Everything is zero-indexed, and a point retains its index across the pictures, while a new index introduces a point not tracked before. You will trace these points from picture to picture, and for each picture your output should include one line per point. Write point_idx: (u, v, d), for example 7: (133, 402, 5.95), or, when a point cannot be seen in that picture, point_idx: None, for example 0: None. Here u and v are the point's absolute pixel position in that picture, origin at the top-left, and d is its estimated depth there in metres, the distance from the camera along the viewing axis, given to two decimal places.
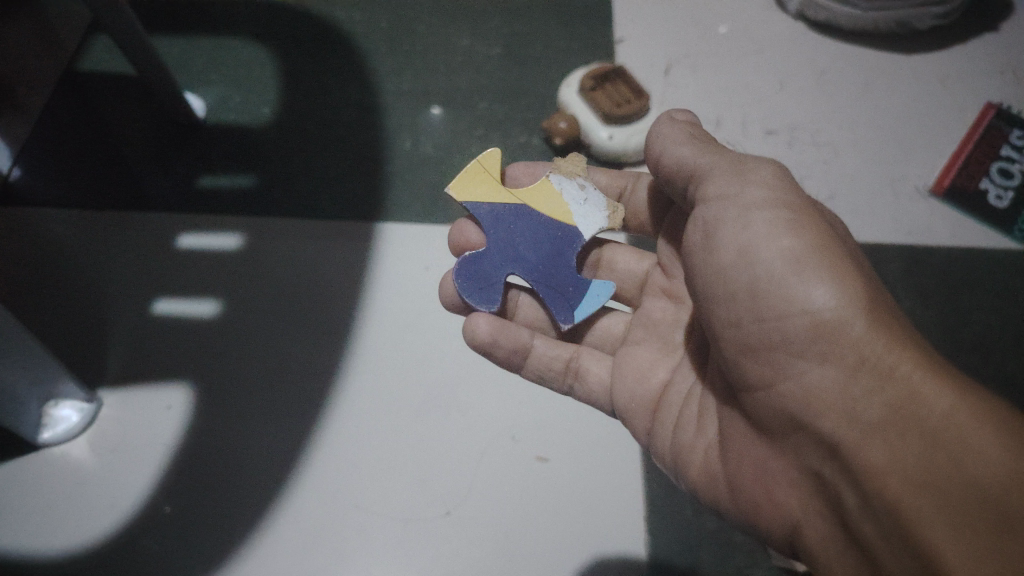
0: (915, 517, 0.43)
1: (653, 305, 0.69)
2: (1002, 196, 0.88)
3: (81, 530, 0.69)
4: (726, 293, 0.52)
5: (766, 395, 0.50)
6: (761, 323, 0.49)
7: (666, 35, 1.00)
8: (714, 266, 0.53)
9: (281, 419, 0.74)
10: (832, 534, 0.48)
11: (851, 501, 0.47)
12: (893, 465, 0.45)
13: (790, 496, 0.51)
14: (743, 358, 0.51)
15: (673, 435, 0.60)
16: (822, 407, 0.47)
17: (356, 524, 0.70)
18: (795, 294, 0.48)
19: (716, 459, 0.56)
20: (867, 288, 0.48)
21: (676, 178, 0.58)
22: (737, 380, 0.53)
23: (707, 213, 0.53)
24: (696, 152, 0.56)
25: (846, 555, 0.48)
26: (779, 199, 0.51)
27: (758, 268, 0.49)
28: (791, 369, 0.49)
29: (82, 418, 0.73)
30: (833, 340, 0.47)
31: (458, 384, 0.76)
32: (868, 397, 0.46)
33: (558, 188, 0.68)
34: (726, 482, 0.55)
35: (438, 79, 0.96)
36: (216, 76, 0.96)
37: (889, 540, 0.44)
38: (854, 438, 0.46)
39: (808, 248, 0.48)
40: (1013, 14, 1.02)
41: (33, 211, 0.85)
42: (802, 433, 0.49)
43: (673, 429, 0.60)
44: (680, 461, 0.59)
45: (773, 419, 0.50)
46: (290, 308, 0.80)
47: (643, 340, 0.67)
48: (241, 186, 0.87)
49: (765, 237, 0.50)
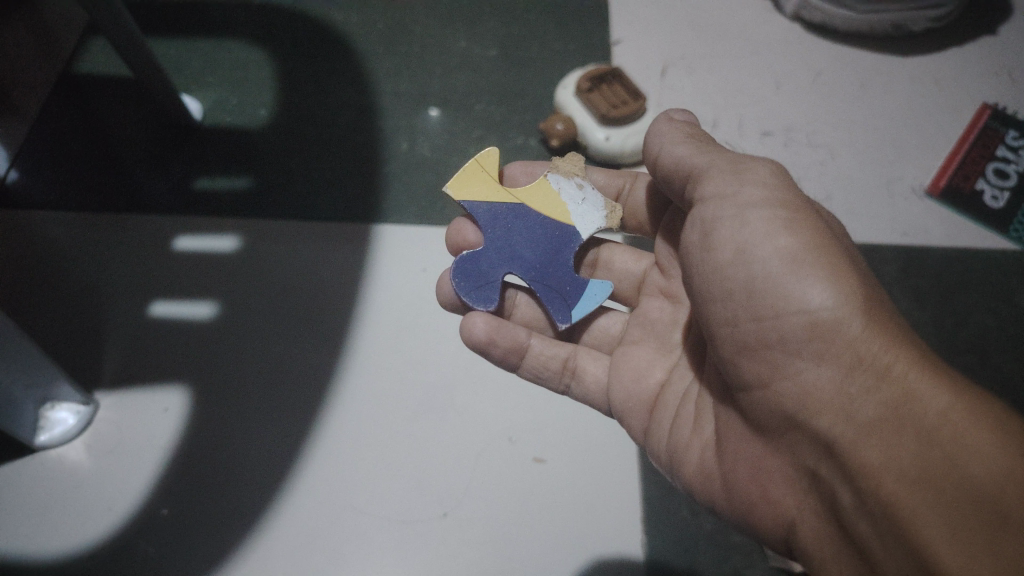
0: (910, 515, 0.43)
1: (650, 305, 0.69)
2: (998, 196, 0.88)
3: (77, 533, 0.69)
4: (723, 291, 0.52)
5: (762, 394, 0.51)
6: (757, 321, 0.49)
7: (662, 36, 1.00)
8: (711, 264, 0.53)
9: (278, 421, 0.74)
10: (826, 533, 0.49)
11: (846, 500, 0.47)
12: (888, 464, 0.45)
13: (785, 495, 0.51)
14: (739, 357, 0.51)
15: (669, 434, 0.60)
16: (818, 406, 0.48)
17: (351, 526, 0.70)
18: (792, 293, 0.48)
19: (712, 458, 0.56)
20: (864, 288, 0.48)
21: (672, 177, 0.58)
22: (733, 379, 0.53)
23: (704, 212, 0.53)
24: (693, 151, 0.56)
25: (840, 554, 0.48)
26: (776, 198, 0.51)
27: (755, 267, 0.49)
28: (787, 369, 0.49)
29: (78, 420, 0.73)
30: (829, 340, 0.47)
31: (454, 385, 0.77)
32: (864, 396, 0.47)
33: (556, 187, 0.68)
34: (722, 481, 0.55)
35: (435, 81, 0.96)
36: (212, 78, 0.96)
37: (883, 539, 0.44)
38: (850, 437, 0.46)
39: (805, 247, 0.49)
40: (1008, 15, 1.03)
41: (29, 213, 0.85)
42: (798, 432, 0.49)
43: (670, 428, 0.60)
44: (676, 460, 0.59)
45: (769, 418, 0.51)
46: (288, 310, 0.80)
47: (640, 340, 0.67)
48: (237, 188, 0.87)
49: (762, 236, 0.50)
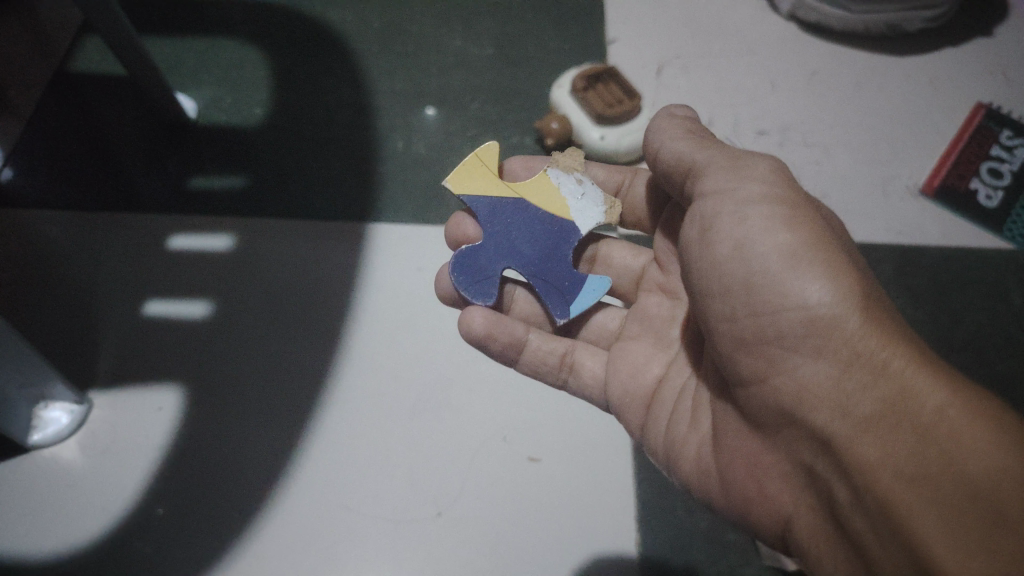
0: (906, 510, 0.42)
1: (648, 301, 0.69)
2: (991, 196, 0.88)
3: (70, 533, 0.69)
4: (722, 287, 0.52)
5: (759, 390, 0.51)
6: (756, 316, 0.50)
7: (658, 36, 1.01)
8: (710, 260, 0.53)
9: (272, 420, 0.74)
10: (823, 529, 0.48)
11: (841, 496, 0.47)
12: (884, 459, 0.44)
13: (781, 490, 0.51)
14: (738, 352, 0.52)
15: (667, 429, 0.60)
16: (815, 401, 0.48)
17: (345, 525, 0.69)
18: (790, 289, 0.48)
19: (709, 454, 0.56)
20: (862, 284, 0.48)
21: (673, 173, 0.59)
22: (732, 375, 0.53)
23: (703, 209, 0.53)
24: (693, 147, 0.56)
25: (837, 549, 0.47)
26: (775, 195, 0.51)
27: (753, 263, 0.50)
28: (784, 364, 0.49)
29: (72, 420, 0.73)
30: (827, 336, 0.47)
31: (450, 384, 0.76)
32: (861, 391, 0.46)
33: (555, 183, 0.68)
34: (719, 477, 0.55)
35: (431, 79, 0.96)
36: (207, 77, 0.95)
37: (878, 534, 0.44)
38: (846, 431, 0.46)
39: (804, 243, 0.49)
40: (1002, 14, 1.03)
41: (23, 211, 0.85)
42: (795, 427, 0.49)
43: (667, 422, 0.60)
44: (672, 455, 0.59)
45: (766, 413, 0.51)
46: (283, 309, 0.80)
47: (639, 336, 0.67)
48: (232, 187, 0.87)
49: (763, 231, 0.50)
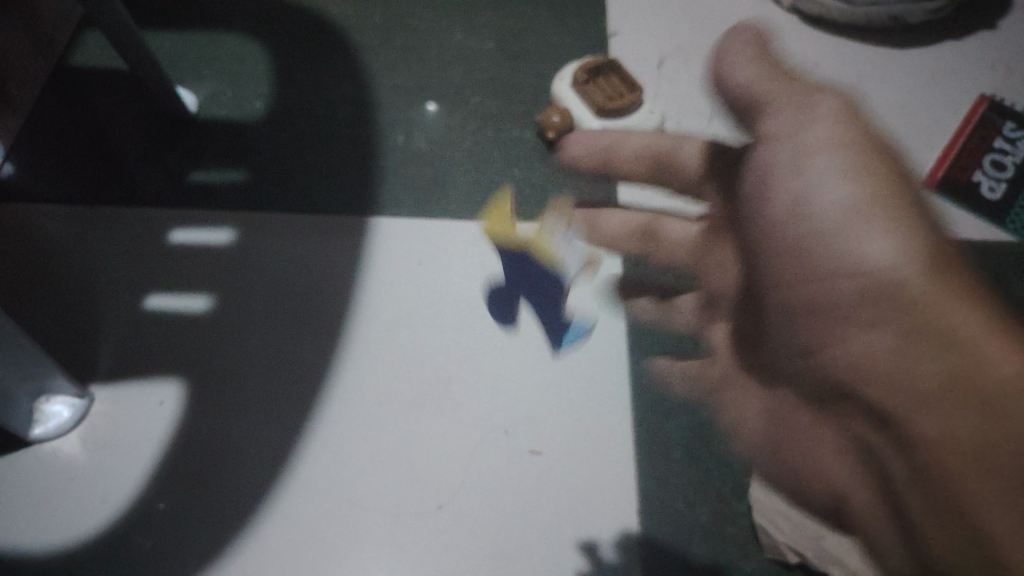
0: (953, 467, 0.52)
1: (672, 226, 0.80)
2: (995, 187, 0.88)
3: (71, 527, 0.69)
4: (784, 244, 0.60)
5: (815, 361, 0.62)
6: (815, 281, 0.58)
7: (659, 29, 1.00)
8: (770, 213, 0.60)
9: (274, 414, 0.74)
10: (870, 494, 0.60)
11: (887, 454, 0.58)
12: (945, 432, 0.53)
13: (842, 464, 0.62)
14: (800, 326, 0.62)
15: (738, 411, 0.72)
16: (875, 371, 0.57)
17: (348, 520, 0.69)
18: (853, 249, 0.55)
19: (764, 424, 0.69)
20: (926, 238, 0.54)
21: (737, 102, 0.57)
22: (796, 343, 0.63)
23: (774, 153, 0.57)
24: (760, 76, 0.54)
25: (868, 496, 0.60)
26: (847, 140, 0.54)
27: (812, 220, 0.57)
28: (852, 333, 0.58)
29: (73, 414, 0.73)
30: (890, 293, 0.54)
31: (452, 377, 0.76)
32: (928, 362, 0.54)
33: (552, 241, 0.78)
34: (774, 451, 0.68)
35: (432, 73, 0.96)
36: (208, 71, 0.95)
37: (914, 484, 0.55)
38: (904, 413, 0.55)
39: (867, 198, 0.54)
40: (1005, 6, 1.03)
41: (23, 206, 0.85)
42: (848, 401, 0.60)
43: (738, 407, 0.72)
44: (738, 428, 0.72)
45: (822, 383, 0.62)
46: (284, 303, 0.80)
47: (674, 256, 0.81)
48: (233, 181, 0.87)
49: (827, 186, 0.55)
